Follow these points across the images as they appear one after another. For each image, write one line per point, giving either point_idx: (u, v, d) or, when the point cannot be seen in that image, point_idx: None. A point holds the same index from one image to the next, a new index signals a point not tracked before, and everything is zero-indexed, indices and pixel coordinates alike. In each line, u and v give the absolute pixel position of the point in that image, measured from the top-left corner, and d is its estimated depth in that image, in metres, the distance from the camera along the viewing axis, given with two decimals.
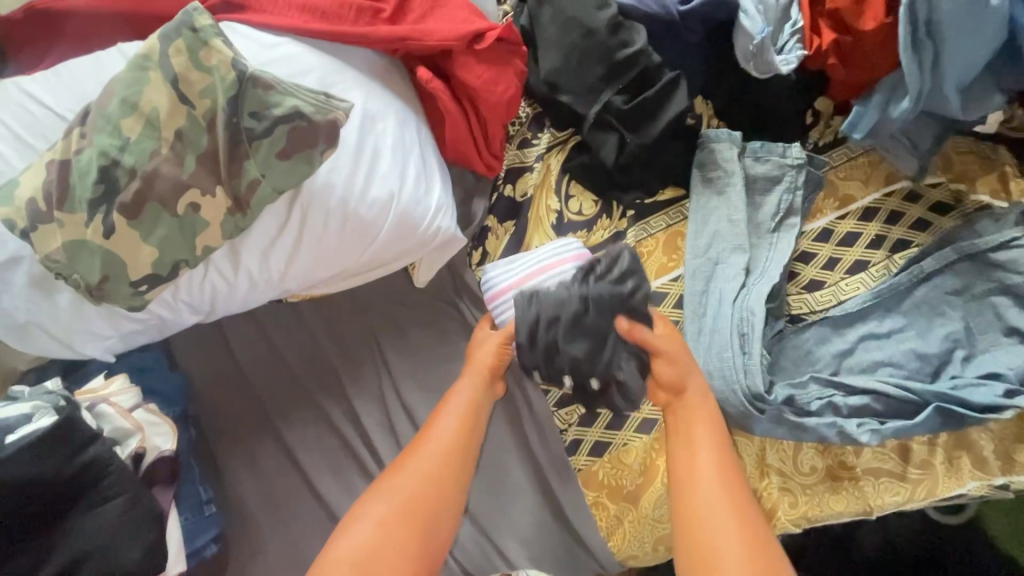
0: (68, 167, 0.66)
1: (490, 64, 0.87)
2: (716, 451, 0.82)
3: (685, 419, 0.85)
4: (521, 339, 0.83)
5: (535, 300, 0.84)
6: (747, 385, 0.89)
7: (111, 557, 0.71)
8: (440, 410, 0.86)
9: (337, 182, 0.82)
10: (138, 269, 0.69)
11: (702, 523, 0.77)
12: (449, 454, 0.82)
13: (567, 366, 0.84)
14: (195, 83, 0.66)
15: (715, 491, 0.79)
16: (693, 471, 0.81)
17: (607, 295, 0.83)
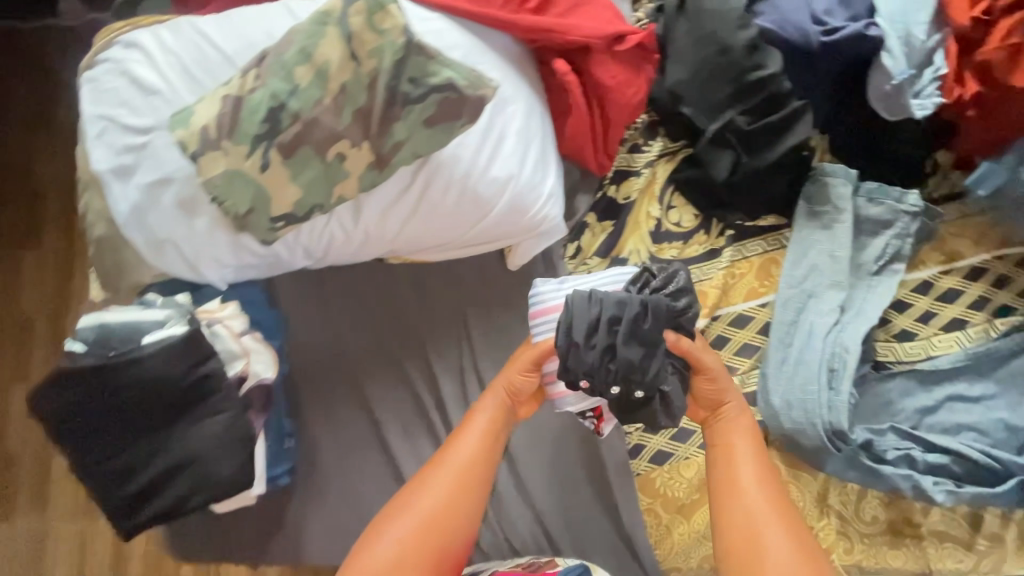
0: (240, 103, 0.71)
1: (625, 64, 0.90)
2: (765, 485, 0.83)
3: (725, 449, 0.86)
4: (579, 337, 0.78)
5: (595, 299, 0.80)
6: (830, 421, 0.89)
7: (210, 466, 0.75)
8: (463, 426, 0.89)
9: (462, 156, 0.86)
10: (281, 206, 0.74)
11: (758, 566, 0.78)
12: (465, 476, 0.85)
13: (620, 369, 0.78)
14: (367, 43, 0.70)
15: (771, 531, 0.79)
16: (742, 508, 0.81)
17: (665, 304, 0.81)
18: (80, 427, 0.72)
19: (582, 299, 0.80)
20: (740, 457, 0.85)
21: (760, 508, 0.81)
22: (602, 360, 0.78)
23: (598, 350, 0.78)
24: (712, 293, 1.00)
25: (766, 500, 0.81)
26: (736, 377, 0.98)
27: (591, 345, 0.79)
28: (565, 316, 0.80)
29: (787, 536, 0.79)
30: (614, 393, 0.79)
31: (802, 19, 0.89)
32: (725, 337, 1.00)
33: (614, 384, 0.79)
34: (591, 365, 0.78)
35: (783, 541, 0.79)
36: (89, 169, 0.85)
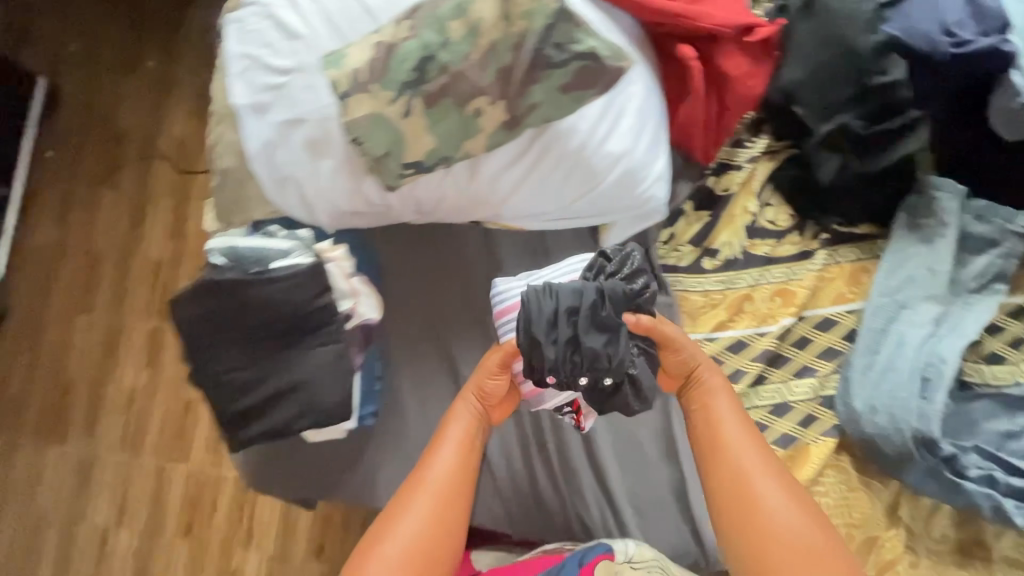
0: (392, 50, 0.74)
1: (749, 56, 0.92)
2: (748, 436, 0.89)
3: (705, 410, 0.91)
4: (539, 336, 0.80)
5: (552, 292, 0.83)
6: (919, 428, 0.90)
7: (318, 393, 0.78)
8: (437, 442, 0.91)
9: (581, 128, 0.88)
10: (414, 154, 0.78)
11: (752, 512, 0.84)
12: (446, 496, 0.87)
13: (582, 360, 0.81)
14: (521, 6, 0.73)
15: (765, 480, 0.85)
16: (733, 463, 0.87)
17: (620, 288, 0.84)
18: (207, 338, 0.77)
19: (539, 294, 0.83)
20: (721, 414, 0.90)
21: (751, 462, 0.87)
22: (565, 354, 0.81)
23: (560, 344, 0.81)
24: (801, 293, 1.01)
25: (753, 454, 0.87)
26: (815, 379, 0.99)
27: (552, 340, 0.81)
28: (522, 317, 0.82)
29: (778, 483, 0.85)
30: (582, 383, 0.83)
31: (931, 29, 0.90)
32: (808, 338, 1.01)
33: (580, 375, 0.82)
34: (554, 361, 0.81)
35: (776, 489, 0.85)
36: (227, 104, 0.90)
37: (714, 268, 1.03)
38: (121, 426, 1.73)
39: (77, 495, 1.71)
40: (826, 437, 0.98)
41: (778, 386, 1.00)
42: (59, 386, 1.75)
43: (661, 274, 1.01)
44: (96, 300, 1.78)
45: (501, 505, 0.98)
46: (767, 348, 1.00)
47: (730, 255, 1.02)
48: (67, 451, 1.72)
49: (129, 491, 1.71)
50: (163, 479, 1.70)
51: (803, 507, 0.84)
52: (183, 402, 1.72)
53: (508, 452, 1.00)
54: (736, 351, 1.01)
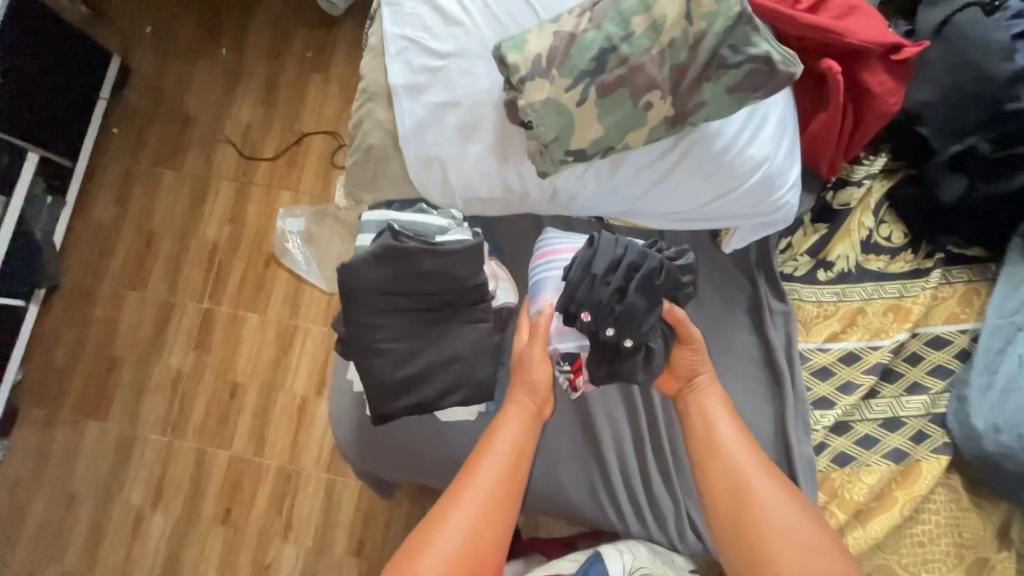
0: (574, 41, 0.77)
1: (892, 75, 0.95)
2: (743, 439, 0.91)
3: (703, 415, 0.92)
4: (599, 269, 0.86)
5: (620, 245, 0.88)
6: None
7: (470, 369, 0.79)
8: (484, 447, 0.89)
9: (726, 131, 0.89)
10: (580, 142, 0.79)
11: (751, 509, 0.85)
12: (486, 510, 0.85)
13: (620, 313, 0.85)
14: (704, 6, 0.75)
15: (761, 482, 0.87)
16: (727, 464, 0.89)
17: (677, 274, 0.89)
18: (366, 309, 0.77)
19: (609, 241, 0.88)
20: (717, 419, 0.92)
21: (745, 460, 0.89)
22: (609, 299, 0.85)
23: (611, 287, 0.85)
24: (915, 310, 1.02)
25: (746, 451, 0.90)
26: (926, 397, 1.00)
27: (602, 282, 0.86)
28: (590, 250, 0.88)
29: (770, 478, 0.88)
30: (606, 334, 0.86)
31: None
32: (919, 355, 1.02)
33: (610, 325, 0.86)
34: (599, 299, 0.85)
35: (772, 489, 0.87)
36: (380, 82, 0.92)
37: (828, 280, 1.04)
38: (164, 407, 1.68)
39: (113, 475, 1.65)
40: (938, 454, 0.98)
41: (890, 401, 1.00)
42: (105, 362, 1.71)
43: (781, 283, 1.03)
44: (150, 278, 1.75)
45: (611, 501, 0.98)
46: (881, 361, 1.00)
47: (844, 268, 1.04)
48: (107, 428, 1.67)
49: (166, 474, 1.65)
50: (204, 464, 1.64)
51: (796, 500, 0.86)
52: (229, 387, 1.67)
53: (620, 449, 0.99)
54: (848, 363, 1.01)
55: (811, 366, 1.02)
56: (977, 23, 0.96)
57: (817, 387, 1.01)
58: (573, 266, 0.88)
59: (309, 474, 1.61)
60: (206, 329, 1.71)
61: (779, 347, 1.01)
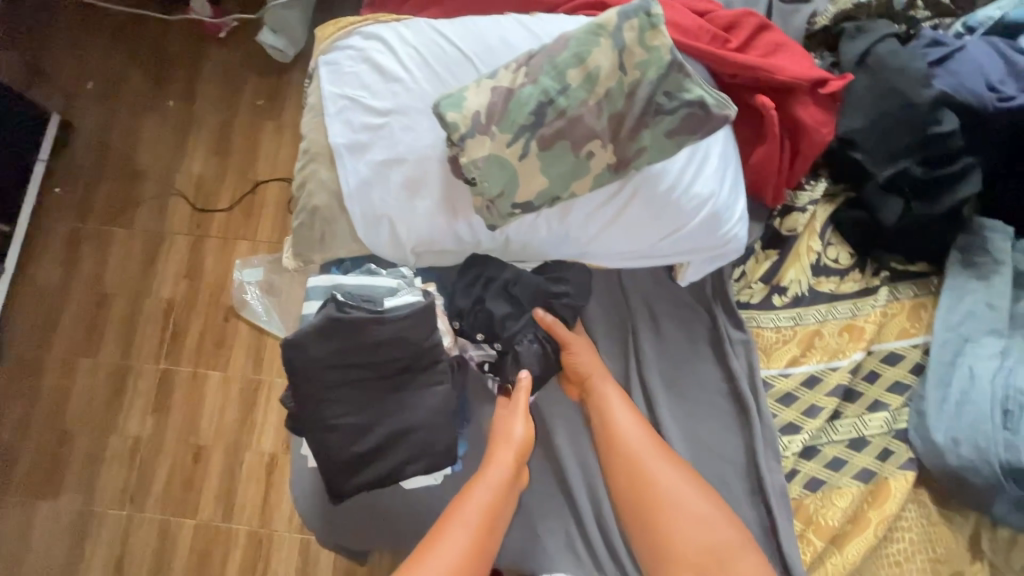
0: (511, 95, 0.77)
1: (823, 107, 0.98)
2: (640, 423, 0.94)
3: (601, 408, 0.94)
4: (458, 285, 0.95)
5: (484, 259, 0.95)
6: (1006, 459, 0.91)
7: (429, 438, 0.76)
8: (459, 503, 0.84)
9: (669, 172, 0.91)
10: (526, 193, 0.79)
11: (648, 490, 0.89)
12: (457, 572, 0.78)
13: (480, 320, 0.94)
14: (636, 56, 0.77)
15: (655, 462, 0.90)
16: (627, 450, 0.91)
17: (538, 281, 0.96)
18: (314, 385, 0.73)
19: (480, 259, 0.95)
20: (614, 408, 0.94)
21: (640, 444, 0.92)
22: (469, 308, 0.94)
23: (470, 298, 0.94)
24: (868, 328, 1.04)
25: (642, 435, 0.93)
26: (887, 414, 1.01)
27: (463, 294, 0.95)
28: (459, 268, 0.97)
29: (668, 461, 0.91)
30: (477, 339, 0.95)
31: (979, 86, 0.98)
32: (877, 372, 1.04)
33: (476, 331, 0.94)
34: (462, 308, 0.94)
35: (665, 467, 0.91)
36: (321, 142, 0.90)
37: (784, 305, 1.05)
38: (121, 479, 1.58)
39: (68, 557, 1.54)
40: (904, 470, 0.99)
41: (853, 420, 1.02)
42: (55, 436, 1.60)
43: (738, 311, 1.03)
44: (101, 342, 1.66)
45: (589, 550, 0.95)
46: (841, 381, 1.02)
47: (797, 292, 1.05)
48: (61, 507, 1.56)
49: (127, 551, 1.54)
50: (168, 536, 1.55)
51: (691, 478, 0.91)
52: (191, 451, 1.59)
53: (594, 494, 0.97)
54: (810, 386, 1.02)
55: (775, 393, 1.02)
56: (896, 53, 1.01)
57: (784, 413, 1.02)
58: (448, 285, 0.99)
59: (283, 536, 1.54)
60: (164, 391, 1.63)
61: (742, 377, 1.01)
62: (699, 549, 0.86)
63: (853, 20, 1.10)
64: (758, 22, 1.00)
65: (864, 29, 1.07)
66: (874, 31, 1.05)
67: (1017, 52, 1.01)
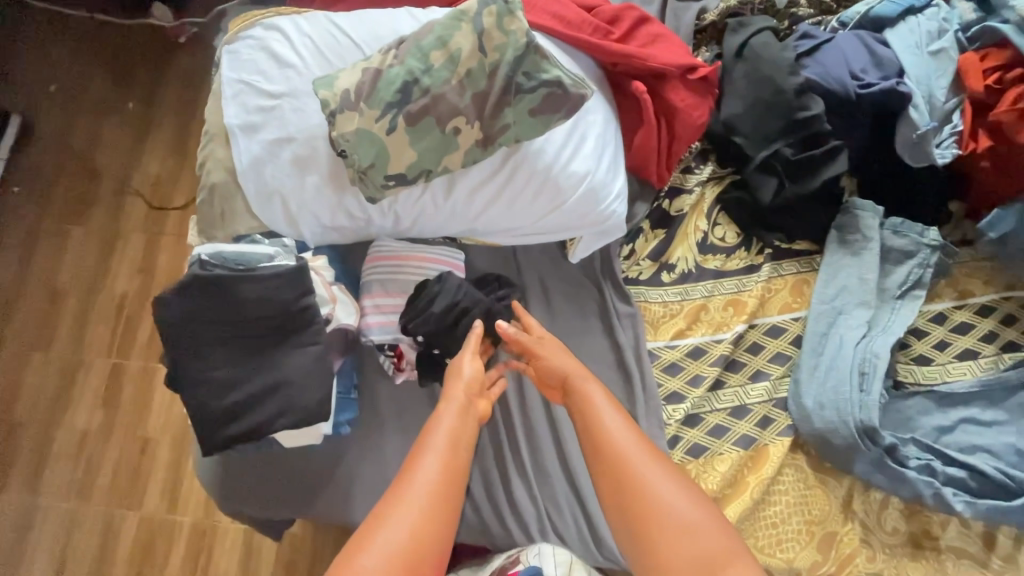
0: (380, 76, 0.84)
1: (694, 92, 1.06)
2: (630, 426, 0.85)
3: (584, 408, 0.87)
4: (438, 307, 0.97)
5: (462, 290, 0.99)
6: (861, 419, 0.98)
7: (299, 393, 0.81)
8: (421, 446, 0.83)
9: (548, 150, 0.97)
10: (397, 166, 0.85)
11: (639, 500, 0.78)
12: (428, 516, 0.75)
13: (432, 328, 0.97)
14: (495, 39, 0.83)
15: (645, 464, 0.80)
16: (615, 452, 0.81)
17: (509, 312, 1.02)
18: (188, 339, 0.80)
19: (455, 283, 0.99)
20: (600, 406, 0.86)
21: (630, 447, 0.82)
22: (441, 331, 0.97)
23: (445, 320, 0.97)
24: (751, 302, 1.09)
25: (631, 436, 0.83)
26: (768, 383, 1.06)
27: (439, 313, 0.97)
28: (439, 285, 0.98)
29: (658, 464, 0.81)
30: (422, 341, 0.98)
31: (842, 74, 1.05)
32: (760, 344, 1.08)
33: (433, 345, 0.99)
34: (432, 327, 0.97)
35: (656, 468, 0.80)
36: (219, 124, 0.96)
37: (672, 281, 1.11)
38: (68, 472, 1.59)
39: (12, 551, 1.54)
40: (782, 436, 1.04)
41: (736, 390, 1.06)
42: (3, 429, 1.61)
43: (624, 286, 1.09)
44: (52, 337, 1.68)
45: (475, 514, 0.99)
46: (723, 353, 1.06)
47: (684, 269, 1.11)
48: (6, 500, 1.57)
49: (70, 544, 1.55)
50: (112, 528, 1.56)
51: (684, 486, 0.79)
52: (139, 443, 1.60)
53: (482, 461, 1.01)
54: (695, 357, 1.07)
55: (661, 364, 1.07)
56: (768, 45, 1.09)
57: (669, 383, 1.06)
58: (421, 294, 0.98)
59: (225, 526, 1.56)
60: (113, 385, 1.65)
61: (627, 348, 1.07)
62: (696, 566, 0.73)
63: (738, 16, 1.18)
64: (638, 15, 1.07)
65: (744, 23, 1.14)
66: (753, 25, 1.13)
67: (879, 43, 1.08)
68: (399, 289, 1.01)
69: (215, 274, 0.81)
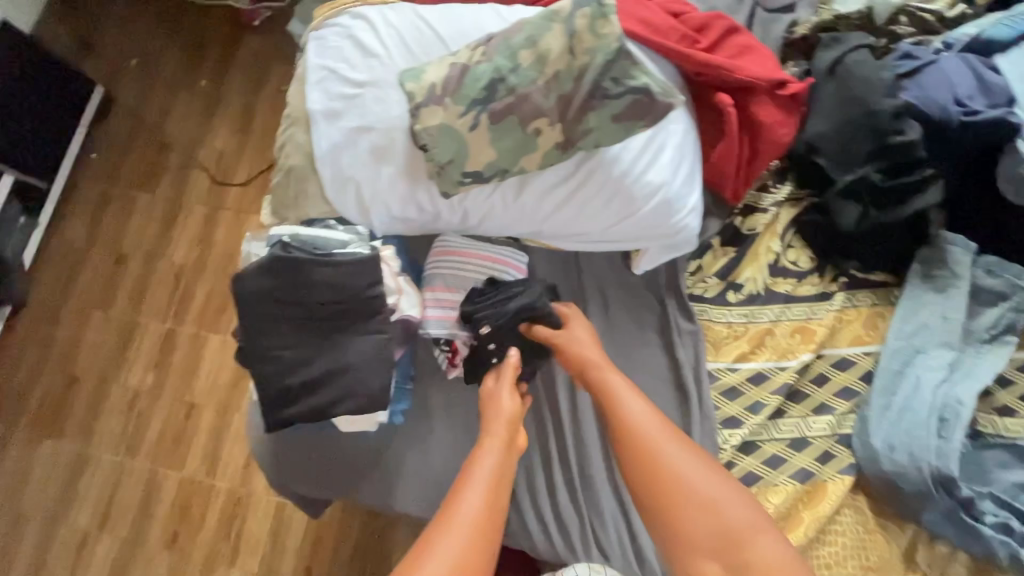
0: (467, 72, 0.84)
1: (782, 109, 1.02)
2: (651, 408, 0.88)
3: (606, 394, 0.89)
4: (513, 303, 0.94)
5: (539, 300, 0.95)
6: (937, 467, 0.92)
7: (361, 381, 0.82)
8: (463, 481, 0.81)
9: (624, 157, 0.94)
10: (474, 163, 0.85)
11: (658, 475, 0.81)
12: (473, 538, 0.75)
13: (500, 330, 0.94)
14: (586, 42, 0.81)
15: (671, 446, 0.83)
16: (636, 432, 0.85)
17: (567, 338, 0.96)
18: (262, 317, 0.82)
19: (538, 290, 0.96)
20: (621, 390, 0.88)
21: (649, 424, 0.85)
22: (502, 328, 0.94)
23: (510, 317, 0.94)
24: (820, 331, 1.04)
25: (649, 415, 0.86)
26: (832, 417, 1.01)
27: (504, 306, 0.94)
28: (524, 287, 0.97)
29: (680, 441, 0.84)
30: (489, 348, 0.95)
31: (945, 99, 0.99)
32: (826, 376, 1.03)
33: (490, 343, 0.95)
34: (496, 319, 0.94)
35: (691, 459, 0.82)
36: (301, 108, 0.98)
37: (738, 301, 1.07)
38: (119, 428, 1.66)
39: (62, 496, 1.62)
40: (843, 474, 0.98)
41: (797, 421, 1.02)
42: (65, 380, 1.70)
43: (688, 302, 1.06)
44: (115, 298, 1.75)
45: (517, 518, 0.98)
46: (787, 381, 1.02)
47: (753, 290, 1.07)
48: (61, 447, 1.65)
49: (116, 496, 1.62)
50: (154, 485, 1.62)
51: (704, 459, 0.83)
52: (185, 408, 1.66)
53: (528, 465, 1.00)
54: (755, 383, 1.03)
55: (720, 386, 1.04)
56: (865, 63, 1.03)
57: (726, 407, 1.03)
58: (503, 287, 0.97)
59: (260, 497, 1.59)
60: (166, 349, 1.71)
61: (686, 367, 1.03)
62: (717, 534, 0.77)
63: (831, 31, 1.13)
64: (728, 24, 1.03)
65: (839, 39, 1.08)
66: (848, 42, 1.07)
67: (989, 69, 1.01)
68: (458, 283, 1.01)
69: (294, 256, 0.83)
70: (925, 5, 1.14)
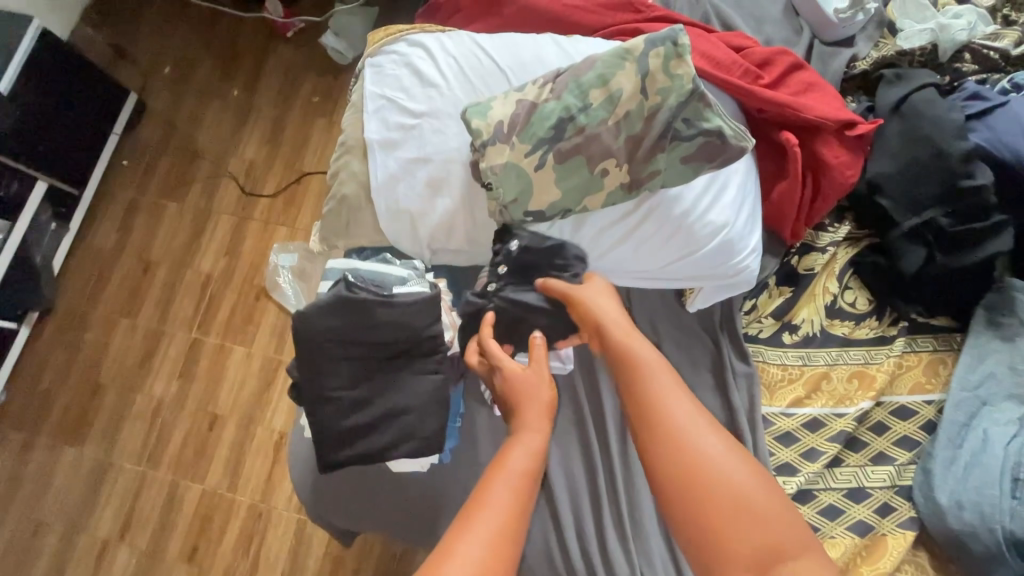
0: (535, 109, 0.82)
1: (847, 148, 1.00)
2: (685, 393, 0.75)
3: (634, 369, 0.77)
4: (549, 240, 0.90)
5: (563, 253, 0.91)
6: (1009, 528, 0.88)
7: (419, 422, 0.82)
8: (493, 477, 0.73)
9: (685, 196, 0.92)
10: (539, 202, 0.83)
11: (693, 471, 0.69)
12: (503, 533, 0.67)
13: (528, 254, 0.90)
14: (659, 81, 0.80)
15: (710, 441, 0.71)
16: (668, 417, 0.73)
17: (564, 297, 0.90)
18: (322, 353, 0.82)
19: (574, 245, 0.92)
20: (651, 366, 0.77)
21: (683, 411, 0.73)
22: (520, 262, 0.90)
23: (530, 252, 0.90)
24: (880, 377, 1.01)
25: (683, 401, 0.74)
26: (892, 468, 0.98)
27: (535, 240, 0.90)
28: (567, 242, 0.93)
29: (719, 436, 0.72)
30: (499, 272, 0.92)
31: (1019, 143, 0.97)
32: (885, 424, 1.00)
33: (496, 279, 0.92)
34: (519, 250, 0.90)
35: (721, 446, 0.71)
36: (358, 137, 0.96)
37: (793, 343, 1.04)
38: (141, 438, 1.64)
39: (82, 506, 1.59)
40: (903, 529, 0.95)
41: (854, 470, 0.99)
42: (88, 388, 1.68)
43: (743, 343, 1.04)
44: (141, 305, 1.74)
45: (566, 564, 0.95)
46: (845, 429, 0.99)
47: (809, 331, 1.04)
48: (83, 456, 1.63)
49: (136, 507, 1.59)
50: (175, 497, 1.59)
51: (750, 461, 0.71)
52: (208, 419, 1.64)
53: (577, 508, 0.97)
54: (812, 429, 1.00)
55: (775, 431, 1.00)
56: (932, 103, 1.01)
57: (781, 453, 0.99)
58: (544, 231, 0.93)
59: (279, 514, 1.57)
60: (191, 359, 1.69)
61: (741, 410, 1.00)
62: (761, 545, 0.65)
63: (894, 67, 1.10)
64: (791, 61, 1.01)
65: (903, 76, 1.06)
66: (914, 80, 1.05)
67: None
68: None
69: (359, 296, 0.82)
70: (990, 42, 1.11)
